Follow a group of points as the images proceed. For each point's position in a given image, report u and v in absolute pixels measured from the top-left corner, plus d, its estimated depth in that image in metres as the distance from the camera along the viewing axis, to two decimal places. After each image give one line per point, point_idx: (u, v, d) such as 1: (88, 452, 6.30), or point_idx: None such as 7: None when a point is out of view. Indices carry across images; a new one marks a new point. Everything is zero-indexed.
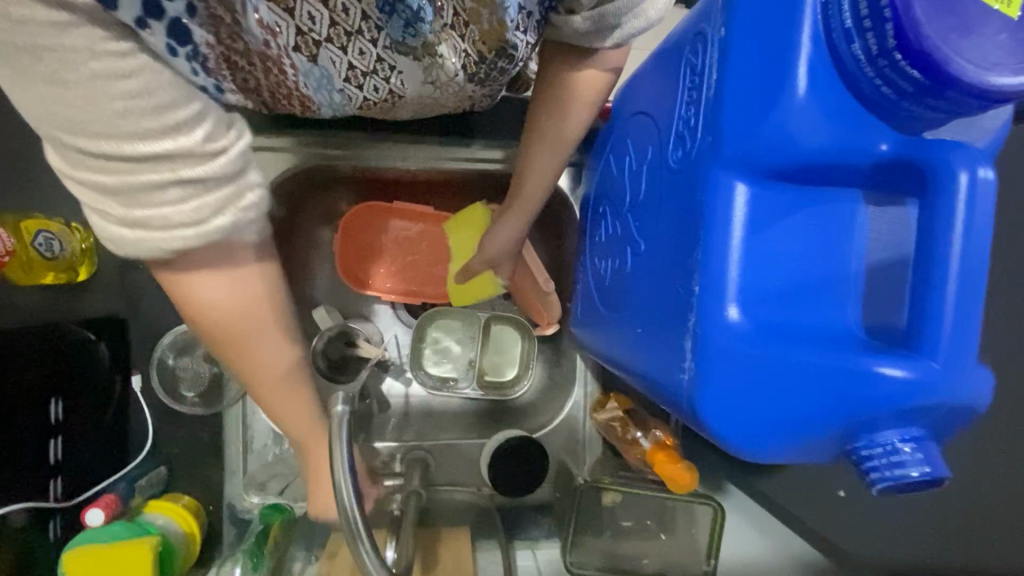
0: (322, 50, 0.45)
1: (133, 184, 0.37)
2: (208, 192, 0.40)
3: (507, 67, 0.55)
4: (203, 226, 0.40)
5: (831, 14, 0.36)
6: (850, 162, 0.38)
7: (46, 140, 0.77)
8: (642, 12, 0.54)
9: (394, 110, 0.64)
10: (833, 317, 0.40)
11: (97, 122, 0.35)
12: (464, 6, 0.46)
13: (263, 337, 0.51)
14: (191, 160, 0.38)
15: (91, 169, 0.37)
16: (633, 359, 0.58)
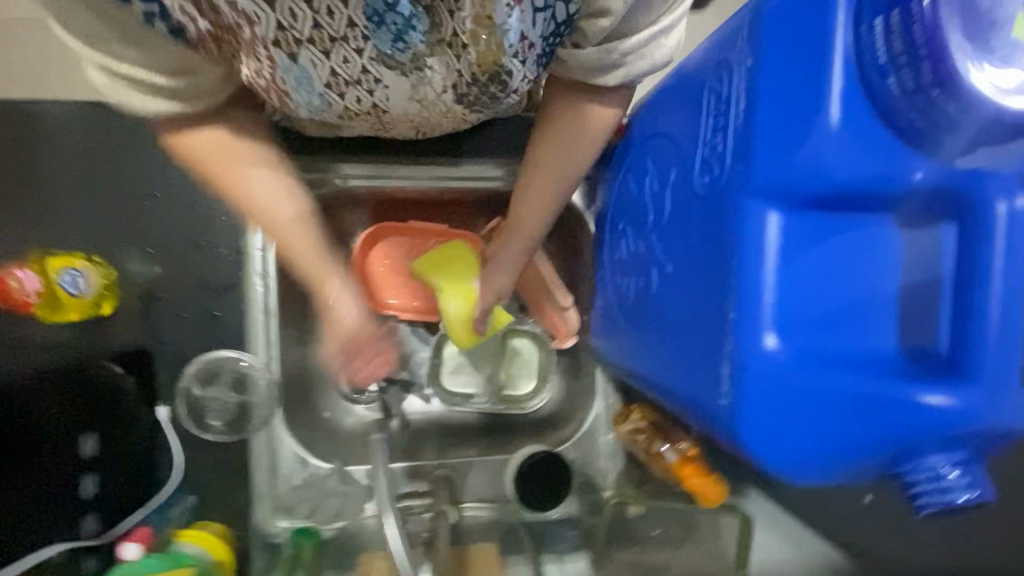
0: (302, 49, 0.49)
1: (120, 69, 0.49)
2: (178, 94, 0.53)
3: (499, 91, 0.58)
4: (175, 101, 0.53)
5: (862, 51, 0.37)
6: (885, 191, 0.39)
7: (73, 180, 0.79)
8: (647, 53, 0.56)
9: (385, 124, 0.69)
10: (872, 341, 0.41)
11: (105, 44, 0.47)
12: (464, 30, 0.47)
13: (244, 165, 0.59)
14: (163, 72, 0.50)
15: (105, 55, 0.48)
16: (663, 378, 0.58)
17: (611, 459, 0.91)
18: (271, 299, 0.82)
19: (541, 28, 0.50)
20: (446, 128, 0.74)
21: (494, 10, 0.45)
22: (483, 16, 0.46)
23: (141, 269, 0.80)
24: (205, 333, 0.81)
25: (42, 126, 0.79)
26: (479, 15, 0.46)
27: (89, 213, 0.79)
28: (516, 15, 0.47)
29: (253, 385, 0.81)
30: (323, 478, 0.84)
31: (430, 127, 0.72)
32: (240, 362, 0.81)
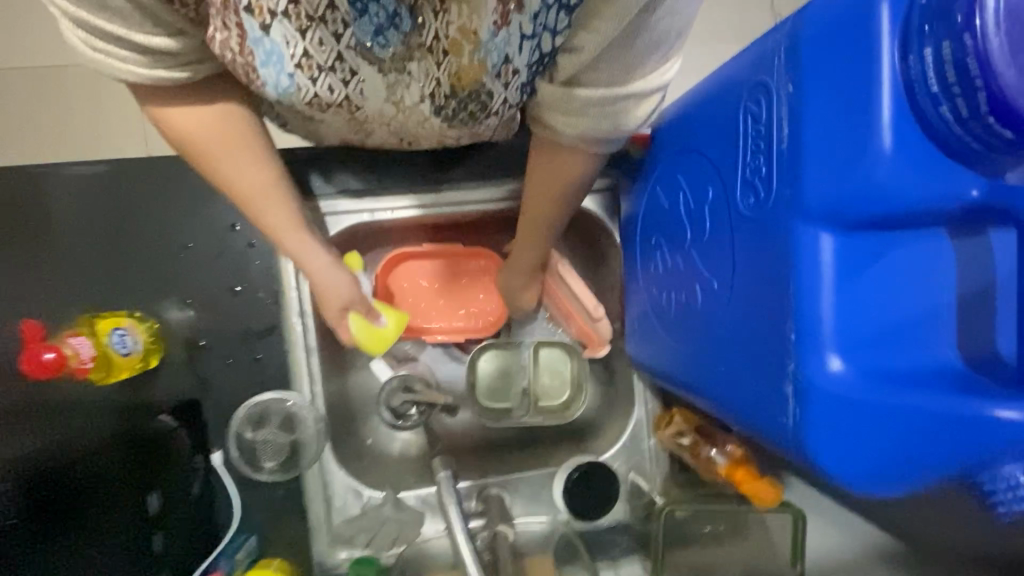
0: (276, 23, 0.49)
1: (92, 24, 0.48)
2: (159, 56, 0.52)
3: (477, 110, 0.60)
4: (155, 69, 0.52)
5: (911, 76, 0.37)
6: (939, 209, 0.40)
7: (105, 239, 0.80)
8: (612, 112, 0.57)
9: (364, 127, 0.68)
10: (932, 354, 0.42)
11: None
12: (447, 36, 0.50)
13: (230, 154, 0.61)
14: (142, 31, 0.49)
15: (79, 16, 0.47)
16: (715, 393, 0.59)
17: (657, 463, 0.92)
18: (312, 337, 0.85)
19: (526, 56, 0.53)
20: (432, 142, 0.73)
21: (480, 26, 0.48)
22: (468, 30, 0.49)
23: (181, 321, 0.81)
24: (249, 377, 0.83)
25: (64, 186, 0.79)
26: (465, 28, 0.49)
27: (124, 269, 0.80)
28: (502, 35, 0.49)
29: (302, 423, 0.83)
30: (378, 507, 0.86)
31: (413, 138, 0.71)
32: (287, 403, 0.82)
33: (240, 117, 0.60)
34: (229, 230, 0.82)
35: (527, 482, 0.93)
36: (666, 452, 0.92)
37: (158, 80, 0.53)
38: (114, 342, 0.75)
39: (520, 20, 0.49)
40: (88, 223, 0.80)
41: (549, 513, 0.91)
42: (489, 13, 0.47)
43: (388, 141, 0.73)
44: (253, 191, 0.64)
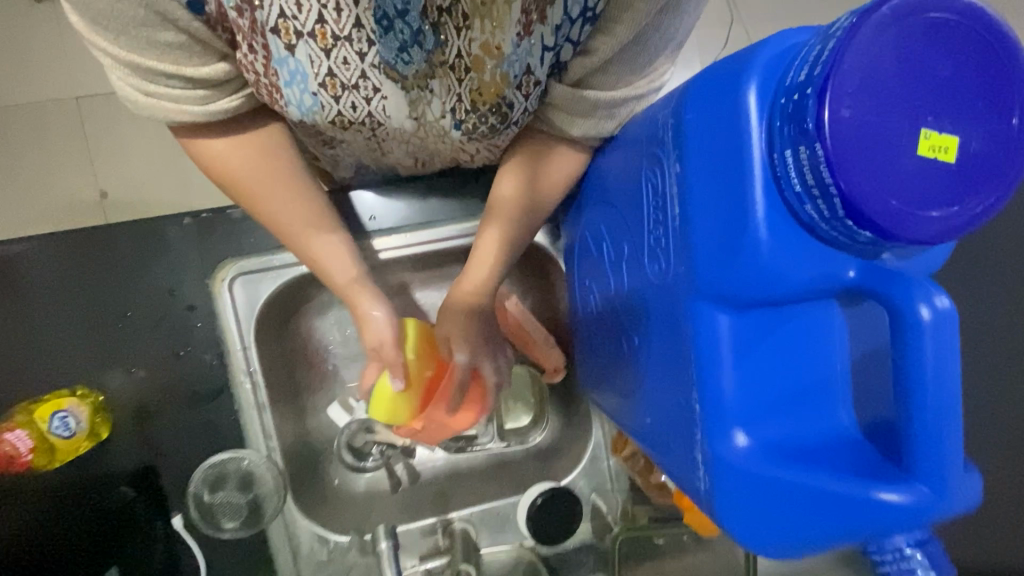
0: (301, 43, 0.49)
1: (145, 67, 0.50)
2: (207, 88, 0.53)
3: (498, 124, 0.59)
4: (208, 103, 0.54)
5: (778, 173, 0.37)
6: (822, 292, 0.40)
7: (37, 313, 0.78)
8: (620, 112, 0.57)
9: (381, 146, 0.66)
10: (826, 421, 0.44)
11: (126, 29, 0.47)
12: (469, 52, 0.51)
13: (272, 181, 0.60)
14: (193, 63, 0.51)
15: (128, 57, 0.49)
16: (647, 443, 0.60)
17: (617, 481, 0.94)
18: (261, 393, 0.85)
19: (546, 65, 0.54)
20: (447, 158, 0.72)
21: (503, 39, 0.49)
22: (490, 45, 0.50)
23: (127, 389, 0.80)
24: (205, 438, 0.83)
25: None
26: (488, 43, 0.50)
27: (61, 346, 0.79)
28: (524, 44, 0.51)
29: (260, 480, 0.83)
30: (344, 551, 0.88)
31: (429, 155, 0.70)
32: (244, 461, 0.83)
33: (276, 144, 0.61)
34: (167, 295, 0.81)
35: (491, 513, 0.94)
36: (626, 472, 0.93)
37: (212, 112, 0.54)
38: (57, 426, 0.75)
39: (541, 30, 0.50)
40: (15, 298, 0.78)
41: (515, 540, 0.94)
42: (511, 24, 0.49)
43: (402, 161, 0.72)
44: (295, 220, 0.63)
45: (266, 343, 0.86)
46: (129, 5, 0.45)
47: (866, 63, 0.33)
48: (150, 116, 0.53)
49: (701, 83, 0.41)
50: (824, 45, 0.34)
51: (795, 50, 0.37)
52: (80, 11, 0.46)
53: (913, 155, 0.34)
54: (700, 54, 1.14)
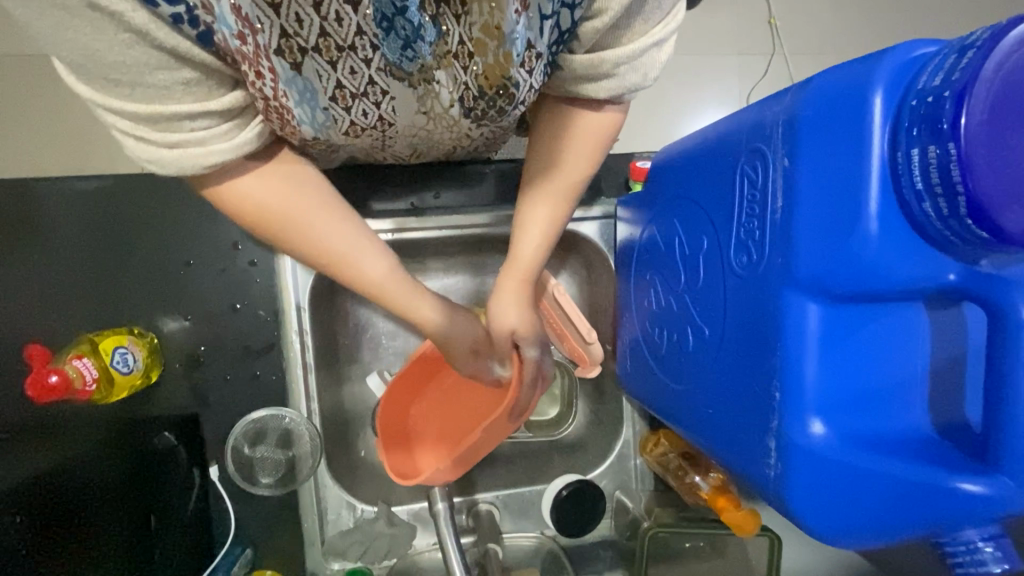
0: (307, 59, 0.43)
1: (165, 113, 0.42)
2: (227, 119, 0.46)
3: (507, 107, 0.52)
4: (236, 139, 0.47)
5: (900, 172, 0.40)
6: (921, 290, 0.42)
7: (102, 253, 0.79)
8: (641, 65, 0.53)
9: (385, 144, 0.62)
10: (904, 419, 0.46)
11: (142, 78, 0.40)
12: (471, 37, 0.44)
13: (313, 212, 0.52)
14: (214, 95, 0.44)
15: (130, 103, 0.41)
16: (701, 433, 0.62)
17: (643, 481, 0.95)
18: (310, 355, 0.85)
19: (548, 36, 0.46)
20: (445, 148, 0.70)
21: (503, 19, 0.42)
22: (490, 26, 0.43)
23: (180, 336, 0.81)
24: (249, 393, 0.83)
25: (60, 200, 0.78)
26: (487, 23, 0.43)
27: (122, 287, 0.80)
28: (523, 21, 0.43)
29: (298, 440, 0.83)
30: (371, 521, 0.87)
31: (428, 147, 0.67)
32: (284, 419, 0.82)
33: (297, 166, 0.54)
34: (232, 248, 0.81)
35: (516, 499, 0.95)
36: (652, 471, 0.95)
37: (241, 146, 0.47)
38: (117, 361, 0.75)
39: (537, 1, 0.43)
40: (83, 234, 0.79)
41: (537, 529, 0.94)
42: (510, 2, 0.41)
43: (400, 152, 0.69)
44: (343, 246, 0.54)
45: (317, 309, 0.87)
46: (140, 50, 0.38)
47: (1005, 77, 0.35)
48: (179, 173, 0.46)
49: (823, 84, 0.43)
50: (961, 55, 0.37)
51: (921, 61, 0.40)
52: (86, 73, 0.40)
53: None
54: (740, 77, 1.18)
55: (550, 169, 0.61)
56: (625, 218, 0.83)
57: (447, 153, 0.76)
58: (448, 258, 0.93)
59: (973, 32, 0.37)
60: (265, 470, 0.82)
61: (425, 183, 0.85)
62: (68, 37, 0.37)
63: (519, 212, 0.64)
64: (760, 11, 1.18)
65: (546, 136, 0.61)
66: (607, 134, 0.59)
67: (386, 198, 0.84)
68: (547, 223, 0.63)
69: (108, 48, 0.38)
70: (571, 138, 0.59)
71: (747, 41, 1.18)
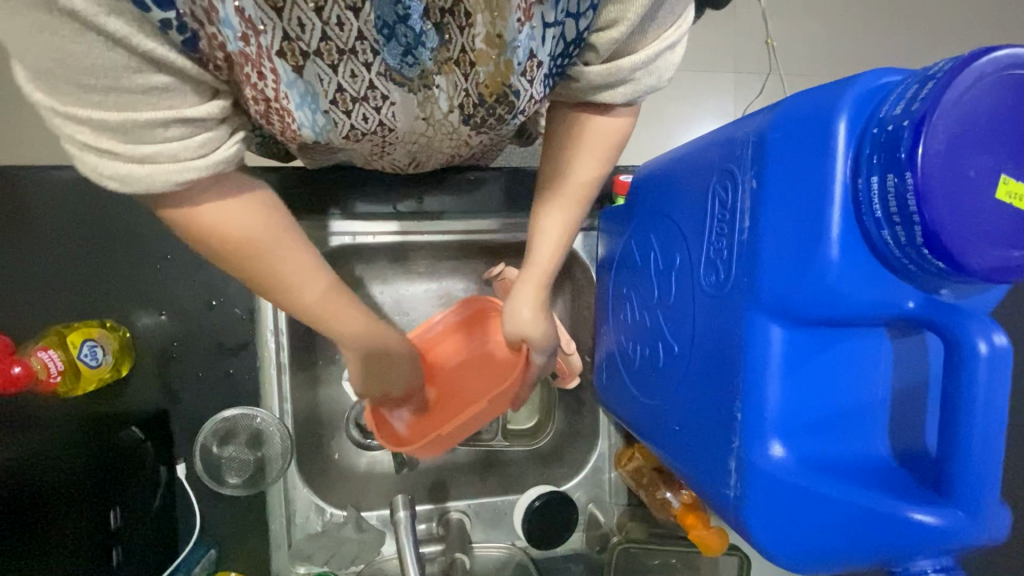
0: (309, 63, 0.42)
1: (136, 121, 0.38)
2: (204, 131, 0.42)
3: (506, 115, 0.52)
4: (210, 156, 0.43)
5: (860, 200, 0.40)
6: (882, 316, 0.42)
7: (75, 245, 0.78)
8: (655, 69, 0.52)
9: (384, 151, 0.61)
10: (864, 447, 0.46)
11: (119, 83, 0.36)
12: (472, 49, 0.43)
13: (283, 247, 0.51)
14: (190, 102, 0.40)
15: (92, 106, 0.37)
16: (668, 451, 0.61)
17: (616, 495, 0.95)
18: (284, 354, 0.85)
19: (550, 47, 0.46)
20: (442, 157, 0.69)
21: (505, 27, 0.42)
22: (493, 35, 0.42)
23: (154, 331, 0.80)
24: (223, 392, 0.82)
25: (36, 191, 0.77)
26: (489, 34, 0.42)
27: (96, 280, 0.79)
28: (526, 31, 0.42)
29: (269, 440, 0.82)
30: (339, 525, 0.86)
31: (427, 155, 0.66)
32: (255, 419, 0.82)
33: (274, 203, 0.51)
34: None
35: (488, 508, 0.95)
36: (625, 486, 0.94)
37: (216, 162, 0.43)
38: (84, 355, 0.74)
39: (540, 10, 0.42)
40: (57, 226, 0.78)
41: (508, 540, 0.93)
42: (512, 11, 0.41)
43: (397, 161, 0.69)
44: (302, 277, 0.54)
45: (296, 309, 0.87)
46: (120, 53, 0.35)
47: (961, 109, 0.36)
48: (151, 189, 0.42)
49: (795, 105, 0.43)
50: (923, 84, 0.37)
51: (885, 88, 0.40)
52: (55, 78, 0.36)
53: (993, 195, 0.37)
54: (734, 96, 1.19)
55: (566, 176, 0.61)
56: (605, 231, 0.83)
57: (443, 162, 0.75)
58: (431, 263, 0.93)
59: (934, 62, 0.38)
60: (232, 471, 0.82)
61: (409, 187, 0.84)
62: (43, 40, 0.34)
63: (534, 216, 0.65)
64: (756, 32, 1.19)
65: (559, 140, 0.60)
66: (617, 136, 0.59)
67: (369, 200, 0.83)
68: (562, 229, 0.64)
69: (85, 51, 0.34)
70: (584, 144, 0.59)
71: (742, 58, 1.19)
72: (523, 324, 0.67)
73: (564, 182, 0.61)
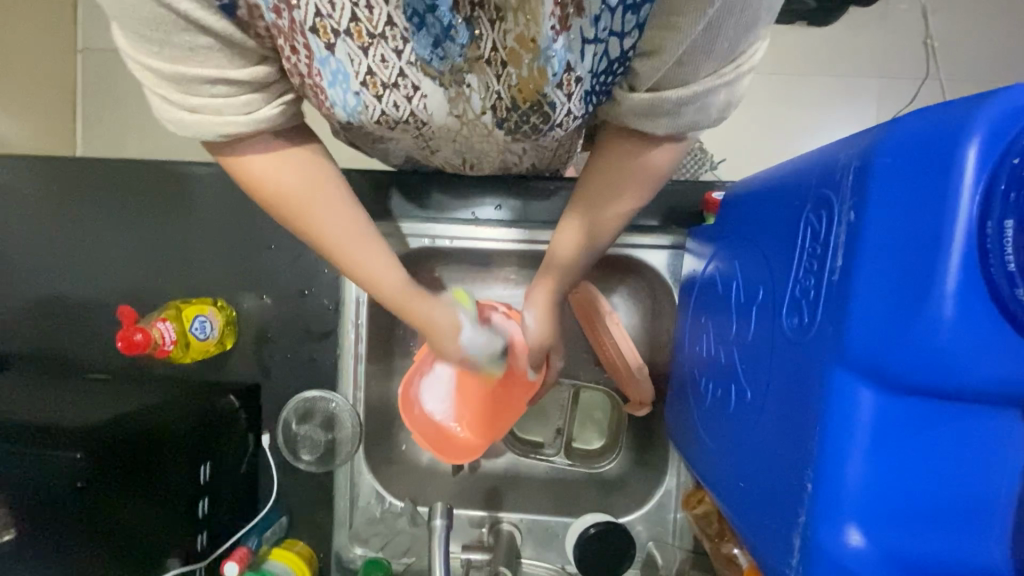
0: (340, 42, 0.43)
1: (188, 76, 0.43)
2: (251, 91, 0.46)
3: (541, 124, 0.50)
4: (252, 114, 0.47)
5: (989, 248, 0.32)
6: (1011, 395, 0.35)
7: (201, 231, 0.89)
8: (705, 106, 0.47)
9: (430, 146, 0.62)
10: (976, 557, 0.37)
11: (171, 39, 0.41)
12: (505, 45, 0.42)
13: (325, 199, 0.54)
14: (237, 65, 0.44)
15: (150, 55, 0.42)
16: (730, 505, 0.55)
17: (680, 536, 0.87)
18: (361, 346, 0.89)
19: (591, 63, 0.43)
20: (495, 161, 0.69)
21: (538, 32, 0.39)
22: (526, 37, 0.40)
23: (254, 312, 0.89)
24: (306, 374, 0.89)
25: (177, 180, 0.89)
26: (522, 35, 0.40)
27: (213, 262, 0.89)
28: (562, 41, 0.40)
29: (341, 424, 0.88)
30: (396, 515, 0.91)
31: (477, 156, 0.66)
32: (331, 403, 0.88)
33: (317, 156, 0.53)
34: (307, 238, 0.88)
35: (540, 526, 0.92)
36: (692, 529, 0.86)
37: (258, 121, 0.47)
38: (195, 328, 0.84)
39: (579, 23, 0.39)
40: (188, 211, 0.89)
41: (558, 562, 0.90)
42: (546, 17, 0.38)
43: (451, 160, 0.70)
44: (351, 234, 0.56)
45: (376, 306, 0.91)
46: (167, 13, 0.40)
47: None
48: (199, 137, 0.47)
49: (910, 125, 0.35)
50: None
51: None
52: (125, 27, 0.41)
53: None
54: (829, 108, 1.09)
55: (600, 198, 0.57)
56: (693, 250, 0.75)
57: (502, 166, 0.74)
58: (504, 268, 0.92)
59: None
60: (302, 449, 0.89)
61: (489, 194, 0.84)
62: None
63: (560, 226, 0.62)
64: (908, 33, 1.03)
65: (602, 168, 0.55)
66: (660, 168, 0.54)
67: (448, 204, 0.85)
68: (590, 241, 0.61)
69: (141, 6, 0.39)
70: (628, 177, 0.55)
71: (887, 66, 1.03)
72: (530, 333, 0.70)
73: (599, 209, 0.58)
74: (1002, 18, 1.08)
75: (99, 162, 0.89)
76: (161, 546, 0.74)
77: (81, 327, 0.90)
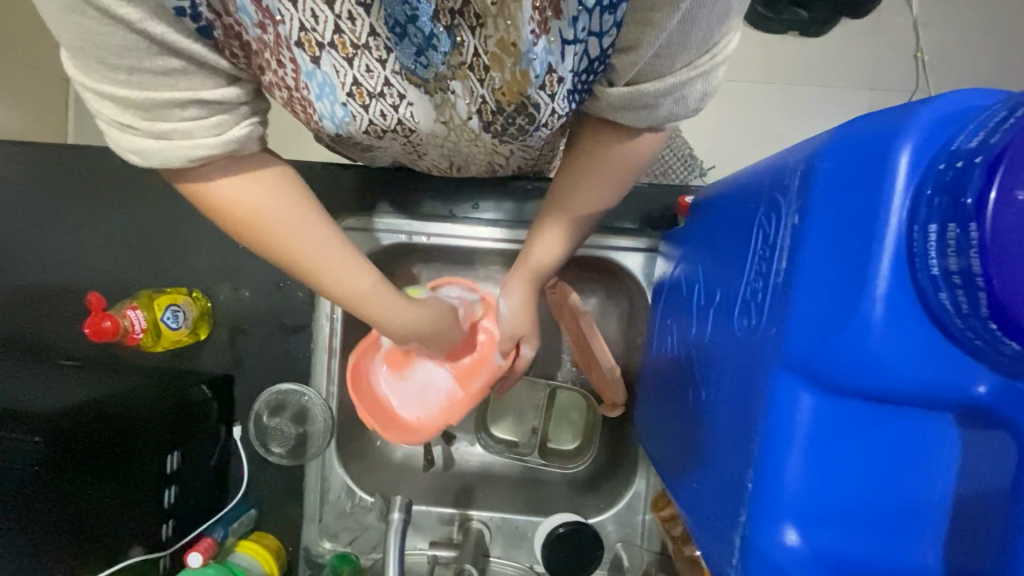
0: (325, 54, 0.44)
1: (156, 101, 0.41)
2: (221, 112, 0.44)
3: (527, 126, 0.51)
4: (224, 135, 0.44)
5: (915, 252, 0.33)
6: (946, 398, 0.36)
7: (180, 221, 0.89)
8: (682, 97, 0.48)
9: (416, 151, 0.62)
10: (907, 556, 0.38)
11: (137, 63, 0.39)
12: (486, 51, 0.42)
13: (297, 221, 0.53)
14: (209, 86, 0.42)
15: (114, 82, 0.40)
16: (685, 506, 0.55)
17: (648, 539, 0.87)
18: (335, 340, 0.88)
19: (572, 64, 0.43)
20: (482, 163, 0.68)
21: (518, 37, 0.39)
22: (507, 42, 0.40)
23: (231, 304, 0.89)
24: (281, 367, 0.90)
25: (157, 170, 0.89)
26: (502, 40, 0.40)
27: (191, 253, 0.89)
28: (542, 44, 0.40)
29: (313, 418, 0.87)
30: (365, 510, 0.90)
31: (465, 160, 0.66)
32: (303, 397, 0.87)
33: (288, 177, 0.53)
34: None
35: (509, 525, 0.92)
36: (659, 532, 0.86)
37: (229, 142, 0.45)
38: (167, 317, 0.84)
39: (558, 25, 0.40)
40: (168, 200, 0.89)
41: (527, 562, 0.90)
42: (526, 22, 0.38)
43: (438, 164, 0.70)
44: (323, 254, 0.55)
45: None
46: (134, 35, 0.38)
47: None
48: (168, 165, 0.44)
49: (855, 130, 0.36)
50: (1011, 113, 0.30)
51: (971, 114, 0.33)
52: (84, 54, 0.39)
53: None
54: (814, 117, 1.10)
55: (575, 188, 0.59)
56: (664, 255, 0.76)
57: (488, 169, 0.75)
58: (485, 267, 0.92)
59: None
60: (274, 441, 0.88)
61: (467, 192, 0.84)
62: (73, 18, 0.37)
63: (538, 224, 0.65)
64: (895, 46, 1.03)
65: (580, 161, 0.58)
66: (643, 158, 0.56)
67: (426, 201, 0.85)
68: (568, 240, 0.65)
69: (109, 32, 0.37)
70: (605, 167, 0.57)
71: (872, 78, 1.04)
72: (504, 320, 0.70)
73: (576, 200, 0.60)
74: (987, 36, 1.09)
75: (80, 150, 0.89)
76: (136, 528, 0.75)
77: (56, 313, 0.89)
